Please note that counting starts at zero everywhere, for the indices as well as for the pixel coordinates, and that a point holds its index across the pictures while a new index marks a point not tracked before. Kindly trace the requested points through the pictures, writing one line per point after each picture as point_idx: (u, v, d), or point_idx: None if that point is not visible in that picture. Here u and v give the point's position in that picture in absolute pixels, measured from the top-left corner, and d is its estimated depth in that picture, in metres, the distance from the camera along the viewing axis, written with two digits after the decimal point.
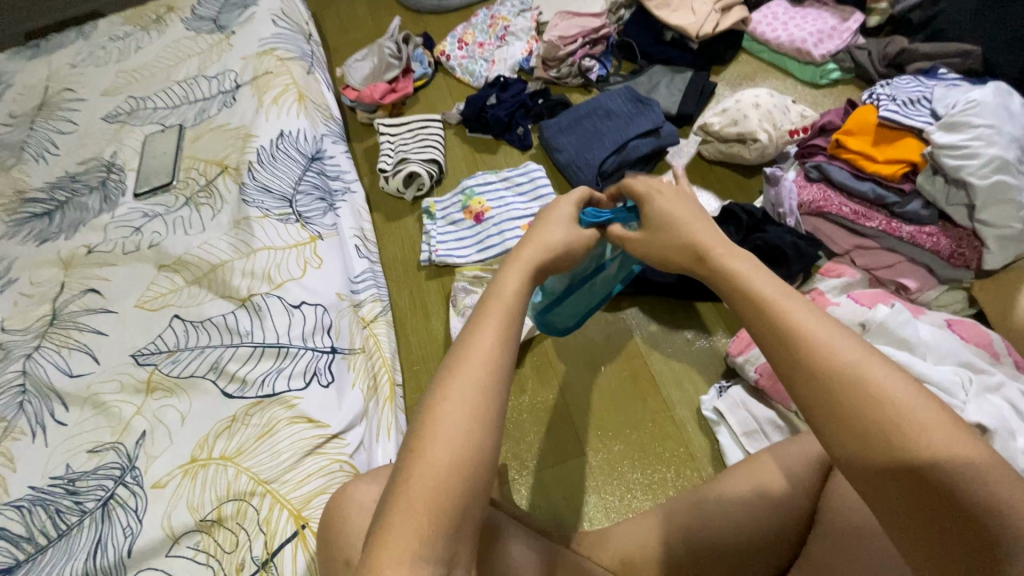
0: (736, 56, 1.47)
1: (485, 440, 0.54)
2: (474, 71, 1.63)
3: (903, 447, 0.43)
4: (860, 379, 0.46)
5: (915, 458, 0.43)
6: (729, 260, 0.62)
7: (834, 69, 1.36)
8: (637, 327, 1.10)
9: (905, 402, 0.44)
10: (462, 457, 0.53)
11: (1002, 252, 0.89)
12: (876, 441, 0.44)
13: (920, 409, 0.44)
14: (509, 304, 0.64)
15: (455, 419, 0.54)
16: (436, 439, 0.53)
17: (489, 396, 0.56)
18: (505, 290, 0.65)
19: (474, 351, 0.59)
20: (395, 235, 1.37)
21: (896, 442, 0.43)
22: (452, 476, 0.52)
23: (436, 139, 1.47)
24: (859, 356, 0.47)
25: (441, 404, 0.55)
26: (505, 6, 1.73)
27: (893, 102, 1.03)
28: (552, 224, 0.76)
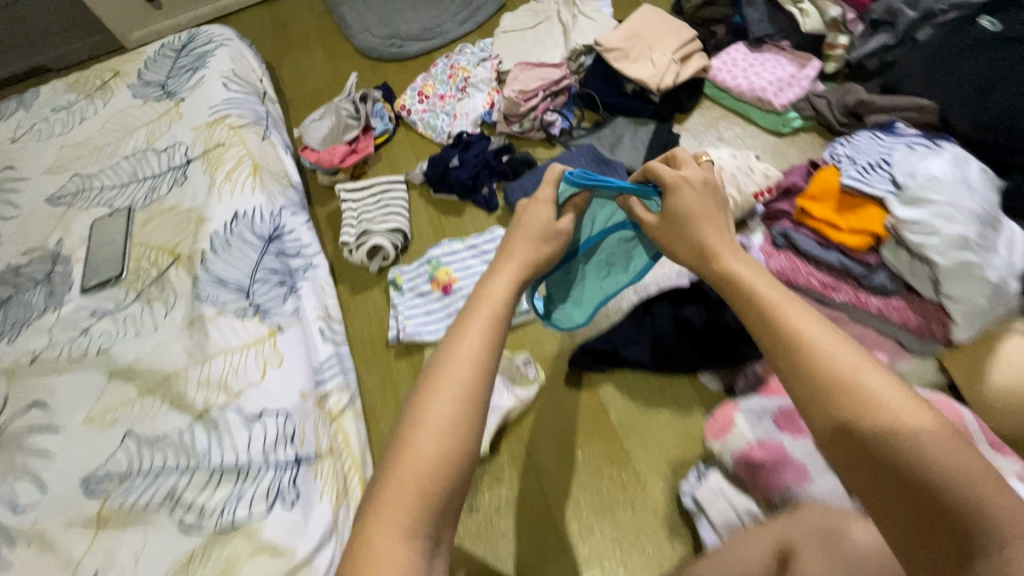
0: (698, 103, 1.46)
1: (473, 430, 0.62)
2: (436, 126, 1.60)
3: (892, 449, 0.46)
4: (851, 388, 0.49)
5: (878, 433, 0.47)
6: (730, 258, 0.67)
7: (795, 117, 1.35)
8: (612, 405, 1.07)
9: (895, 412, 0.47)
10: (452, 445, 0.60)
11: (970, 326, 0.88)
12: (848, 422, 0.49)
13: (910, 416, 0.46)
14: (497, 312, 0.71)
15: (445, 415, 0.62)
16: (427, 431, 0.61)
17: (473, 385, 0.64)
18: (493, 296, 0.73)
19: (457, 354, 0.66)
20: (364, 308, 1.34)
21: (865, 419, 0.48)
22: (438, 461, 0.59)
23: (399, 204, 1.43)
24: (853, 358, 0.51)
25: (427, 399, 0.62)
26: (465, 56, 1.71)
27: (854, 167, 1.03)
28: (527, 234, 0.82)
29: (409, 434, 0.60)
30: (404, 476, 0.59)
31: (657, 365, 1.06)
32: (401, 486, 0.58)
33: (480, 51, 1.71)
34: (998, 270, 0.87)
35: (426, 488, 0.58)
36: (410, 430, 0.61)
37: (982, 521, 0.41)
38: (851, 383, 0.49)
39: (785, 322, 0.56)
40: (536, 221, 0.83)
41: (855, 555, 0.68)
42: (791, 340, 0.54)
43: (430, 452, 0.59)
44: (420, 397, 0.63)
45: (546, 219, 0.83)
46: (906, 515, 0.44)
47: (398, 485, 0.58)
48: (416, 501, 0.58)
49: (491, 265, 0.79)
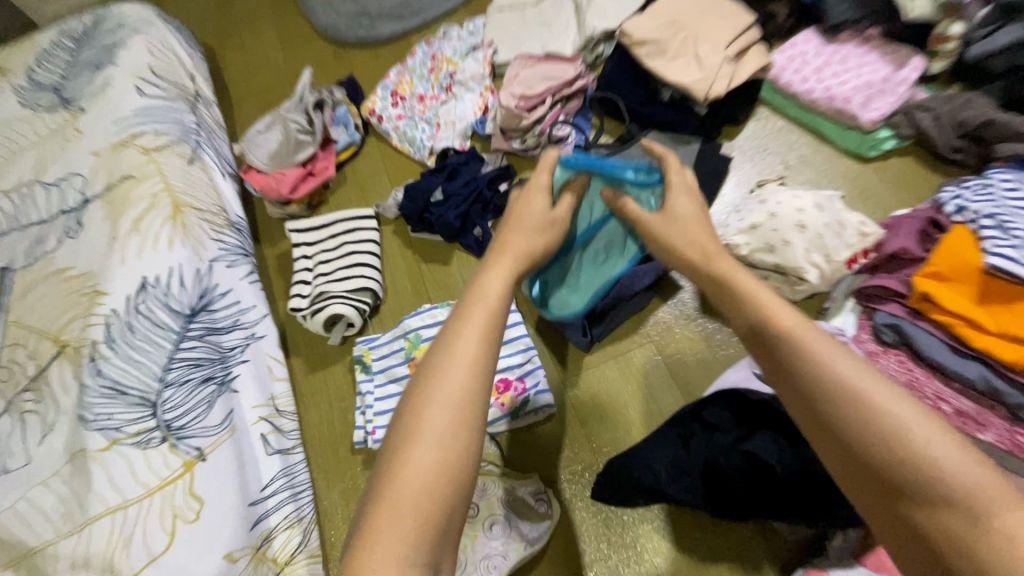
0: (753, 112, 1.12)
1: (468, 450, 0.52)
2: (414, 138, 1.26)
3: (922, 479, 0.42)
4: (877, 412, 0.46)
5: (922, 476, 0.42)
6: (734, 267, 0.63)
7: (887, 136, 1.01)
8: (653, 556, 0.83)
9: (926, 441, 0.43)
10: (443, 471, 0.51)
11: None
12: (897, 469, 0.44)
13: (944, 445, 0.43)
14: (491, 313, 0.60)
15: (437, 427, 0.52)
16: (416, 454, 0.51)
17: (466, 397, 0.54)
18: (487, 293, 0.62)
19: (453, 364, 0.55)
20: (325, 392, 1.04)
21: (898, 455, 0.44)
22: (435, 482, 0.50)
23: (367, 252, 1.11)
24: (874, 385, 0.47)
25: (422, 414, 0.53)
26: (450, 42, 1.34)
27: (1008, 238, 0.72)
28: (524, 228, 0.73)
29: (402, 458, 0.51)
30: (393, 508, 0.49)
31: (712, 506, 0.79)
32: (395, 511, 0.49)
33: (469, 36, 1.34)
34: None
35: (420, 518, 0.49)
36: (403, 445, 0.52)
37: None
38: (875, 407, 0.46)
39: (803, 347, 0.51)
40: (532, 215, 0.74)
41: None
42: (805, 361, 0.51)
43: (426, 475, 0.50)
44: (409, 411, 0.53)
45: (542, 212, 0.75)
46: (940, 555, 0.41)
47: (393, 516, 0.49)
48: (416, 532, 0.48)
49: (485, 262, 0.68)
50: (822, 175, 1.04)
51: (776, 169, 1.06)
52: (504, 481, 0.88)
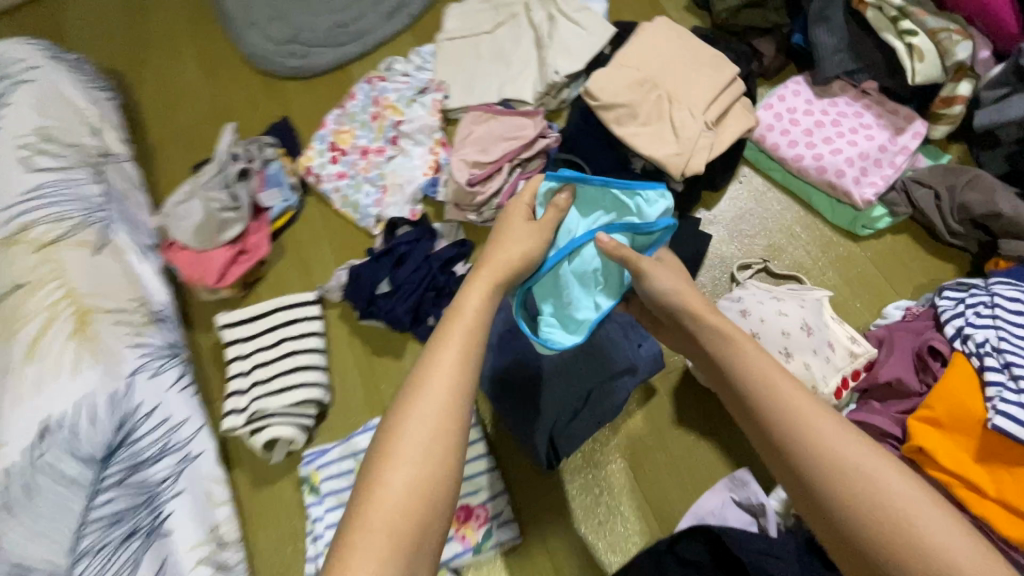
0: (735, 175, 1.00)
1: (451, 454, 0.54)
2: (357, 202, 1.11)
3: (842, 483, 0.48)
4: (805, 427, 0.51)
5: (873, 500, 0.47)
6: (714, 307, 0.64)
7: (883, 215, 0.90)
8: None
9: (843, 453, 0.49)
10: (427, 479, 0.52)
11: None
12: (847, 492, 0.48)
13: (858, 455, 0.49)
14: (469, 330, 0.60)
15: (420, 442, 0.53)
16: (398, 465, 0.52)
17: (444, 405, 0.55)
18: (463, 309, 0.62)
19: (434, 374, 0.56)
20: (272, 511, 0.95)
21: (850, 481, 0.48)
22: (420, 488, 0.52)
23: (309, 352, 0.99)
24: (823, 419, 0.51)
25: (402, 425, 0.54)
26: (394, 84, 1.17)
27: (1015, 391, 0.64)
28: (507, 244, 0.70)
29: (388, 463, 0.53)
30: (381, 509, 0.50)
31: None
32: (385, 505, 0.51)
33: (416, 78, 1.17)
34: None
35: (405, 518, 0.50)
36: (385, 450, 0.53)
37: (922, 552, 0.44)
38: (804, 423, 0.51)
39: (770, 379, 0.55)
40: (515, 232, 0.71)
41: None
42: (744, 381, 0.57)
43: (411, 484, 0.51)
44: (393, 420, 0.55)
45: (528, 231, 0.72)
46: (852, 552, 0.47)
47: (381, 515, 0.50)
48: (407, 528, 0.50)
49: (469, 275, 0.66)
50: (811, 256, 0.94)
51: (760, 248, 0.96)
52: None
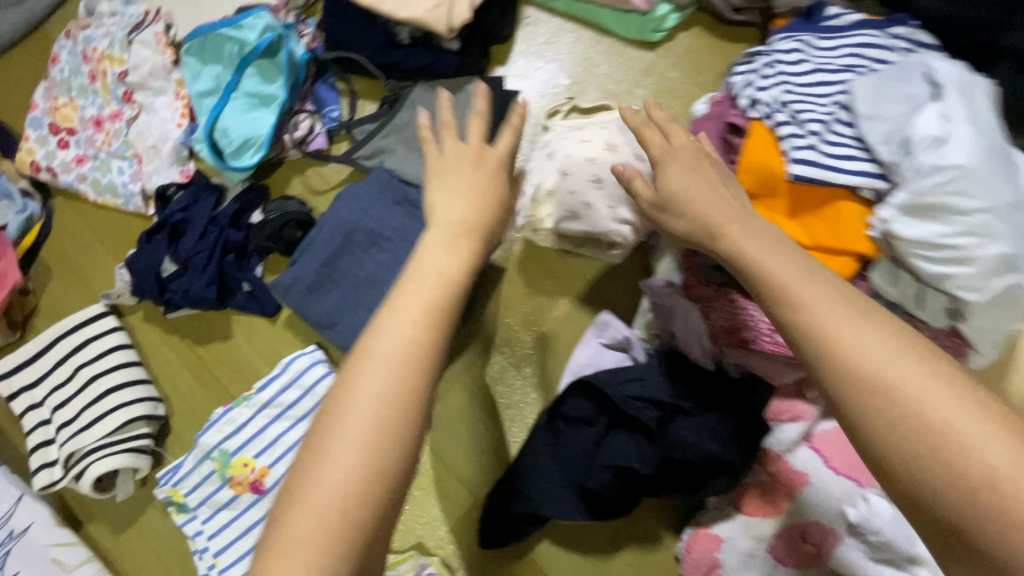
0: (520, 19, 0.91)
1: (402, 444, 0.42)
2: (113, 184, 0.91)
3: (856, 383, 0.38)
4: (824, 318, 0.40)
5: (899, 413, 0.36)
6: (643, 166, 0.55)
7: (668, 12, 0.86)
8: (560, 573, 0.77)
9: (855, 343, 0.38)
10: (378, 468, 0.41)
11: (992, 352, 0.62)
12: (871, 405, 0.37)
13: (859, 338, 0.38)
14: (441, 283, 0.48)
15: (379, 393, 0.43)
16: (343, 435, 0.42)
17: (413, 372, 0.44)
18: (431, 259, 0.49)
19: (394, 327, 0.45)
20: (147, 548, 0.83)
21: (871, 389, 0.37)
22: (366, 475, 0.41)
23: (113, 373, 0.83)
24: (840, 311, 0.40)
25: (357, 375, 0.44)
26: (100, 28, 0.94)
27: (803, 135, 0.63)
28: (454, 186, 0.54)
29: (331, 434, 0.42)
30: (321, 498, 0.40)
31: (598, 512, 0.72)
32: (320, 488, 0.41)
33: (125, 12, 0.94)
34: None
35: (348, 514, 0.40)
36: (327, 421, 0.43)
37: (962, 464, 0.34)
38: (837, 329, 0.39)
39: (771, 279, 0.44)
40: (452, 179, 0.54)
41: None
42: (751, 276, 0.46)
43: (355, 468, 0.41)
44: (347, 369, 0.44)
45: (474, 172, 0.55)
46: (875, 452, 0.37)
47: (314, 507, 0.40)
48: (359, 487, 0.41)
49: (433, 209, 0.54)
50: (614, 78, 0.88)
51: (564, 86, 0.89)
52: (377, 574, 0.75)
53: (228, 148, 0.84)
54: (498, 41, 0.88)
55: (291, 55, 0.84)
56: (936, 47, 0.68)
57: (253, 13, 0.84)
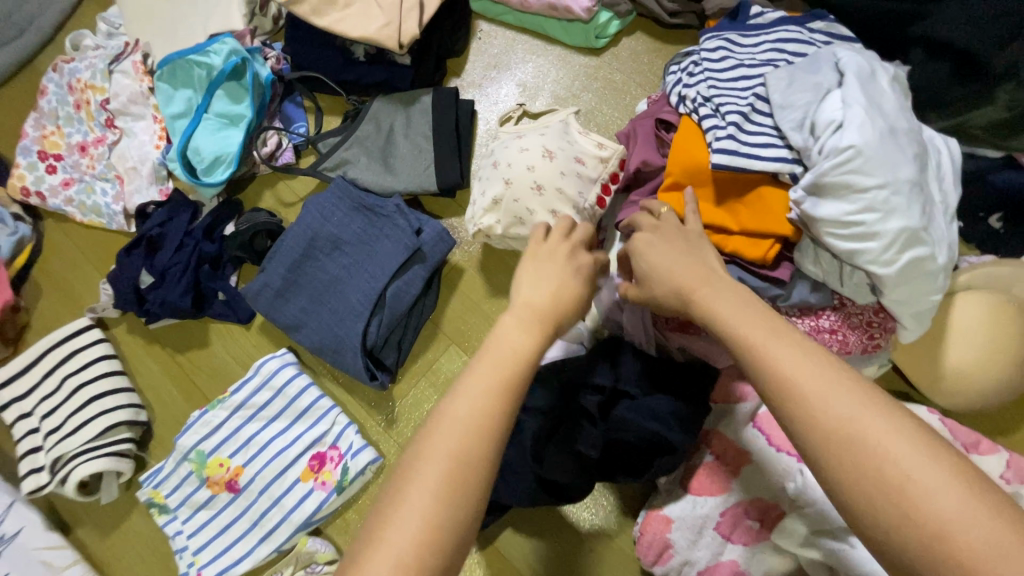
0: (472, 34, 0.95)
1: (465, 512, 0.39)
2: (97, 204, 0.97)
3: (830, 454, 0.36)
4: (782, 372, 0.39)
5: (881, 484, 0.34)
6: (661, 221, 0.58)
7: (609, 19, 0.91)
8: (524, 559, 0.79)
9: (827, 405, 0.37)
10: (446, 523, 0.38)
11: (920, 325, 0.64)
12: (850, 475, 0.35)
13: (832, 397, 0.37)
14: (501, 372, 0.43)
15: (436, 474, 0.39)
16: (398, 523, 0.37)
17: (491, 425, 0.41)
18: (512, 308, 0.49)
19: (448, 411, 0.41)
20: (132, 549, 0.87)
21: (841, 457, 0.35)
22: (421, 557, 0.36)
23: (96, 382, 0.88)
24: (806, 368, 0.39)
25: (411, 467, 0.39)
26: (84, 60, 1.01)
27: (725, 124, 0.66)
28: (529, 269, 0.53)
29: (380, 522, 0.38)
30: (394, 549, 0.37)
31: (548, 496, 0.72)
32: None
33: (106, 43, 1.01)
34: (946, 247, 0.60)
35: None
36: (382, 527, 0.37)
37: (938, 540, 0.32)
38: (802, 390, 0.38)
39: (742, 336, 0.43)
40: (536, 272, 0.53)
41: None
42: (716, 323, 0.46)
43: (429, 516, 0.37)
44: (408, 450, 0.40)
45: (544, 262, 0.54)
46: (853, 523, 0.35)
47: None
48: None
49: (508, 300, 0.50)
50: (563, 83, 0.93)
51: (516, 93, 0.93)
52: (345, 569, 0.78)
53: (202, 165, 0.90)
54: (451, 55, 0.94)
55: (256, 76, 0.90)
56: (854, 39, 0.72)
57: (220, 40, 0.90)
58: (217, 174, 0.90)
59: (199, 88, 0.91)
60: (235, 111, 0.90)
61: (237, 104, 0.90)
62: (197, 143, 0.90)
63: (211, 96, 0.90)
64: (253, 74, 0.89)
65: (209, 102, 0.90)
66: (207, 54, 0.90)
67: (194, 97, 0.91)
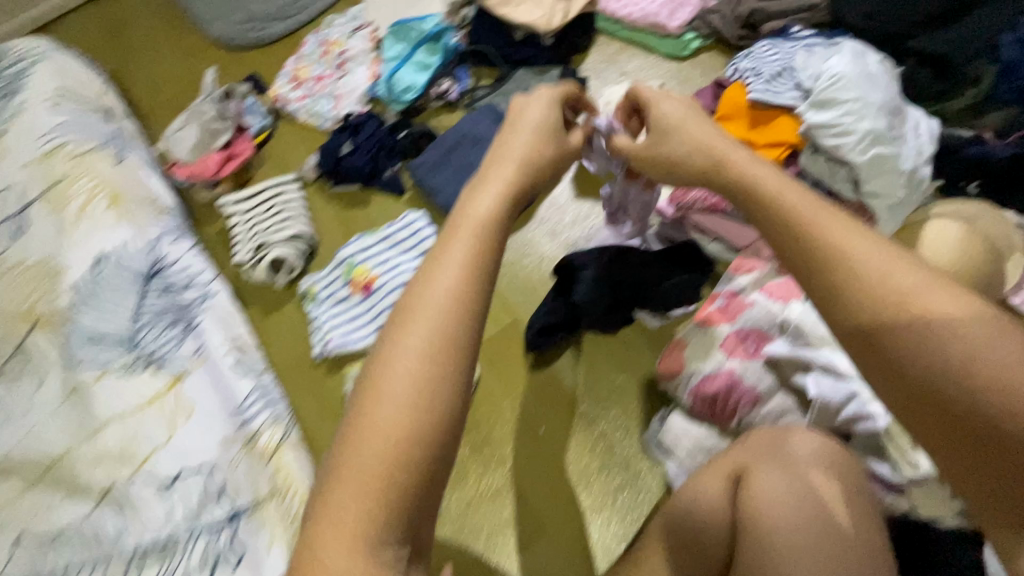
0: (595, 39, 1.36)
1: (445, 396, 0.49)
2: (319, 111, 1.43)
3: (881, 307, 0.49)
4: (840, 245, 0.52)
5: (923, 328, 0.47)
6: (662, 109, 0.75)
7: (693, 38, 1.29)
8: (567, 374, 1.02)
9: (885, 269, 0.49)
10: (414, 427, 0.48)
11: (895, 218, 0.88)
12: (899, 323, 0.48)
13: (885, 263, 0.49)
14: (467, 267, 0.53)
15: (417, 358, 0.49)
16: (385, 404, 0.48)
17: (445, 349, 0.50)
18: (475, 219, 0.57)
19: (422, 305, 0.51)
20: (283, 328, 1.20)
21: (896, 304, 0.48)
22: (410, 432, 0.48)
23: (294, 207, 1.27)
24: (859, 241, 0.51)
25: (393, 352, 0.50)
26: (336, 28, 1.53)
27: (760, 79, 0.99)
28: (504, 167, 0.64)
29: (374, 403, 0.48)
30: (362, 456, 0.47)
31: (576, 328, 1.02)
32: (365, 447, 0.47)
33: (352, 20, 1.53)
34: (911, 159, 0.87)
35: (387, 466, 0.47)
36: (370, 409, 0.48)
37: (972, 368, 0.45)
38: (854, 256, 0.51)
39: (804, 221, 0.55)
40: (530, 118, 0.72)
41: (801, 467, 0.72)
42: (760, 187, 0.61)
43: (394, 428, 0.47)
44: (390, 334, 0.51)
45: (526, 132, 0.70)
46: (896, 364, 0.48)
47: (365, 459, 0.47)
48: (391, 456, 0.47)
49: (474, 185, 0.63)
50: (653, 75, 1.30)
51: (618, 78, 1.31)
52: None
53: (398, 90, 1.34)
54: (578, 49, 1.34)
55: (448, 43, 1.35)
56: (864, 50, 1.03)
57: (432, 17, 1.37)
58: (405, 97, 1.33)
59: (410, 44, 1.37)
60: (428, 61, 1.35)
61: (432, 57, 1.35)
62: (399, 77, 1.35)
63: (417, 49, 1.36)
64: (448, 39, 1.35)
65: (414, 53, 1.36)
66: (423, 24, 1.37)
67: (406, 49, 1.38)
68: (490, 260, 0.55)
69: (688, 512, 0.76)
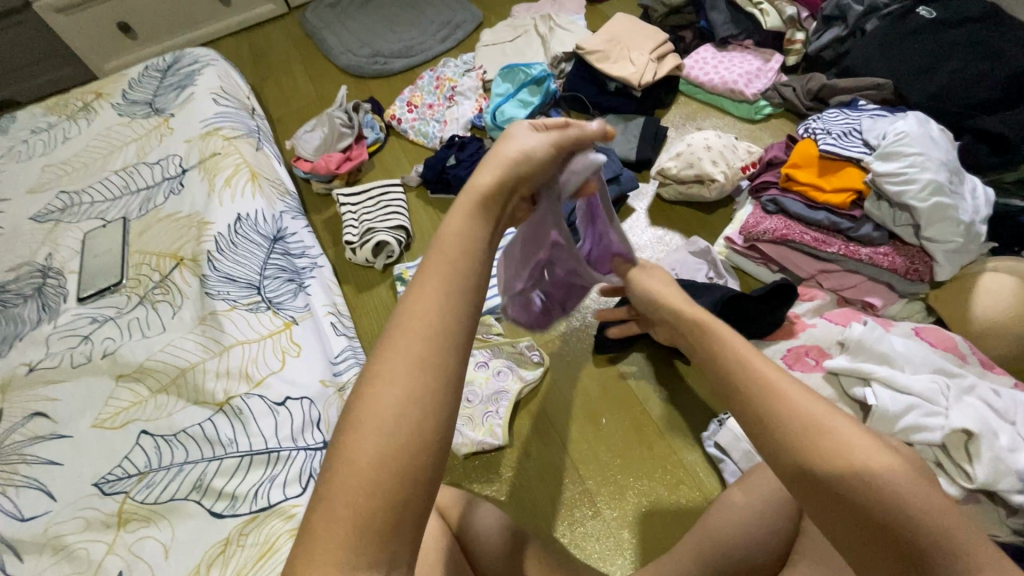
0: (676, 99, 1.56)
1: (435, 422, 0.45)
2: (427, 132, 1.64)
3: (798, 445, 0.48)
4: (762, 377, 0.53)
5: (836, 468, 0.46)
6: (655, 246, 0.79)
7: (765, 105, 1.46)
8: (632, 374, 1.11)
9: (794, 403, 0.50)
10: (393, 462, 0.43)
11: (950, 264, 0.99)
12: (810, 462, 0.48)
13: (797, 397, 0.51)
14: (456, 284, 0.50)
15: (398, 390, 0.45)
16: (367, 434, 0.43)
17: (415, 413, 0.44)
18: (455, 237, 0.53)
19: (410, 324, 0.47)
20: (373, 306, 1.34)
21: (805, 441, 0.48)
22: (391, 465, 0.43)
23: (398, 204, 1.45)
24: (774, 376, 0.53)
25: (379, 380, 0.45)
26: (450, 68, 1.78)
27: (829, 135, 1.12)
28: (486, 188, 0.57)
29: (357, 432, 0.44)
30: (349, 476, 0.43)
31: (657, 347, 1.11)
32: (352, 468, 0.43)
33: (464, 63, 1.79)
34: (968, 212, 0.98)
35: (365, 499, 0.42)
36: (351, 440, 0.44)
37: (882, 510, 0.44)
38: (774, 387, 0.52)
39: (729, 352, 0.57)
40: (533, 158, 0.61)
41: None
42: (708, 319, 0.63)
43: (377, 456, 0.43)
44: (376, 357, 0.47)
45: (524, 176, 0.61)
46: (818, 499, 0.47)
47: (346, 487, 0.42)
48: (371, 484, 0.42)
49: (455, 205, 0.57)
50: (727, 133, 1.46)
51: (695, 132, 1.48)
52: (506, 344, 1.15)
53: (500, 119, 1.54)
54: (661, 106, 1.54)
55: (549, 88, 1.57)
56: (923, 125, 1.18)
57: (536, 65, 1.60)
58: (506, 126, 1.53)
59: (514, 84, 1.59)
60: (530, 99, 1.56)
61: (532, 97, 1.56)
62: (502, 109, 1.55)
63: (521, 89, 1.58)
64: (548, 83, 1.56)
65: (518, 91, 1.57)
66: (528, 70, 1.59)
67: (510, 88, 1.59)
68: (473, 281, 0.51)
69: (748, 501, 0.80)
